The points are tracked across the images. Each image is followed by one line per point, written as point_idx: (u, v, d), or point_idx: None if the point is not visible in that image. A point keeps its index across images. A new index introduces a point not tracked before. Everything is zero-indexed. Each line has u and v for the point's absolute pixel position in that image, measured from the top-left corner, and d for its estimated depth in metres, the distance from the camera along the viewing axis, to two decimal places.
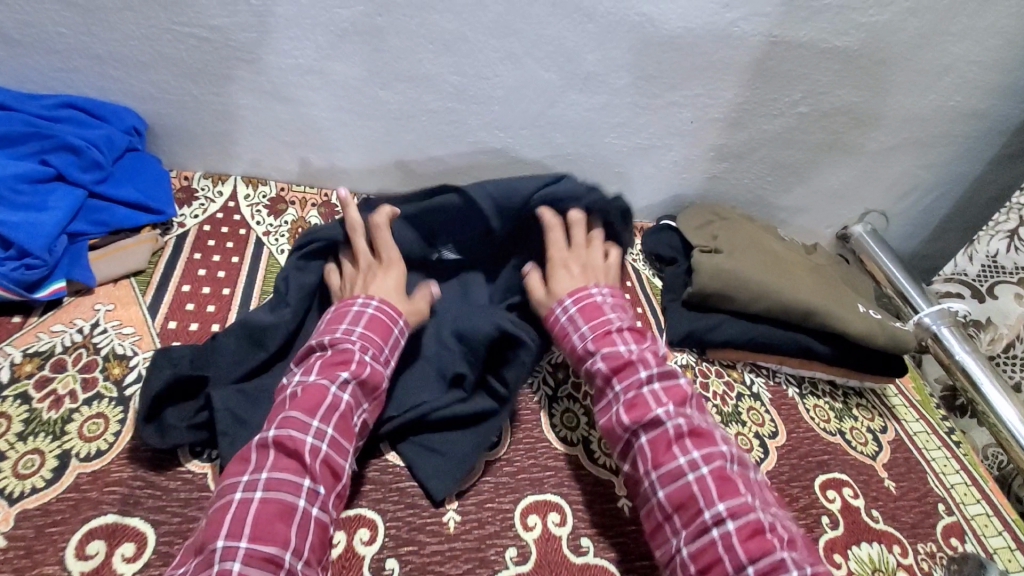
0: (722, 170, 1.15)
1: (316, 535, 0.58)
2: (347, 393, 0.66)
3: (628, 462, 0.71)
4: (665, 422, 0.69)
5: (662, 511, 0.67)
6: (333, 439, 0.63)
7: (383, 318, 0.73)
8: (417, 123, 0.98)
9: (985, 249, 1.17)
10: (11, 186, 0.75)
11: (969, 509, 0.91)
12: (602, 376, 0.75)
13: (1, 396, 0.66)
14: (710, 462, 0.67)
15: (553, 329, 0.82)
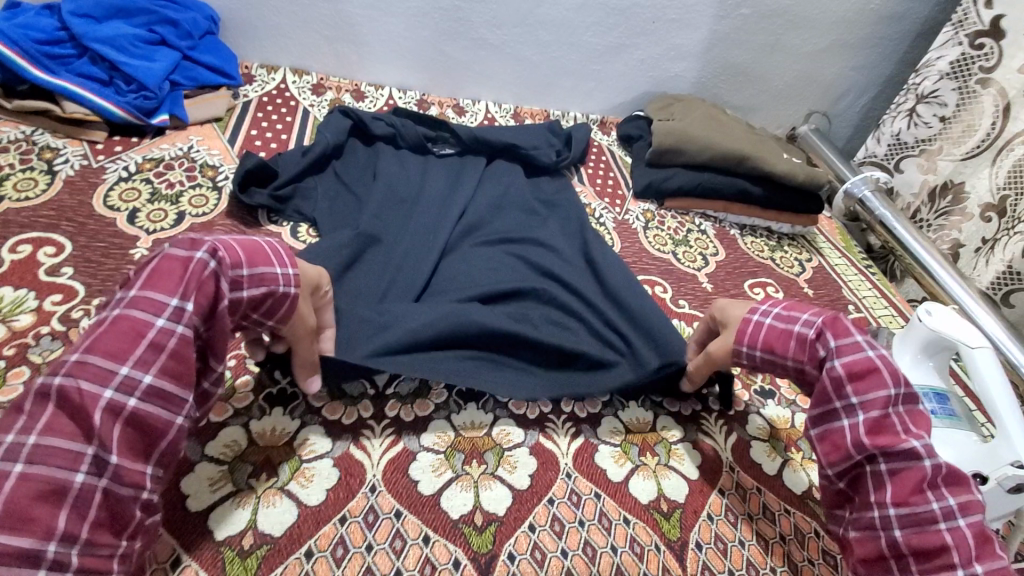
0: (682, 69, 1.39)
1: (103, 510, 0.46)
2: (179, 326, 0.51)
3: (847, 479, 0.63)
4: (924, 458, 0.58)
5: (890, 547, 0.58)
6: (150, 390, 0.49)
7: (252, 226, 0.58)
8: (430, 19, 1.23)
9: (891, 130, 1.35)
10: (130, 42, 1.00)
11: (876, 310, 1.11)
12: (835, 379, 0.64)
13: (132, 179, 0.91)
14: (968, 513, 0.56)
15: (759, 335, 0.71)
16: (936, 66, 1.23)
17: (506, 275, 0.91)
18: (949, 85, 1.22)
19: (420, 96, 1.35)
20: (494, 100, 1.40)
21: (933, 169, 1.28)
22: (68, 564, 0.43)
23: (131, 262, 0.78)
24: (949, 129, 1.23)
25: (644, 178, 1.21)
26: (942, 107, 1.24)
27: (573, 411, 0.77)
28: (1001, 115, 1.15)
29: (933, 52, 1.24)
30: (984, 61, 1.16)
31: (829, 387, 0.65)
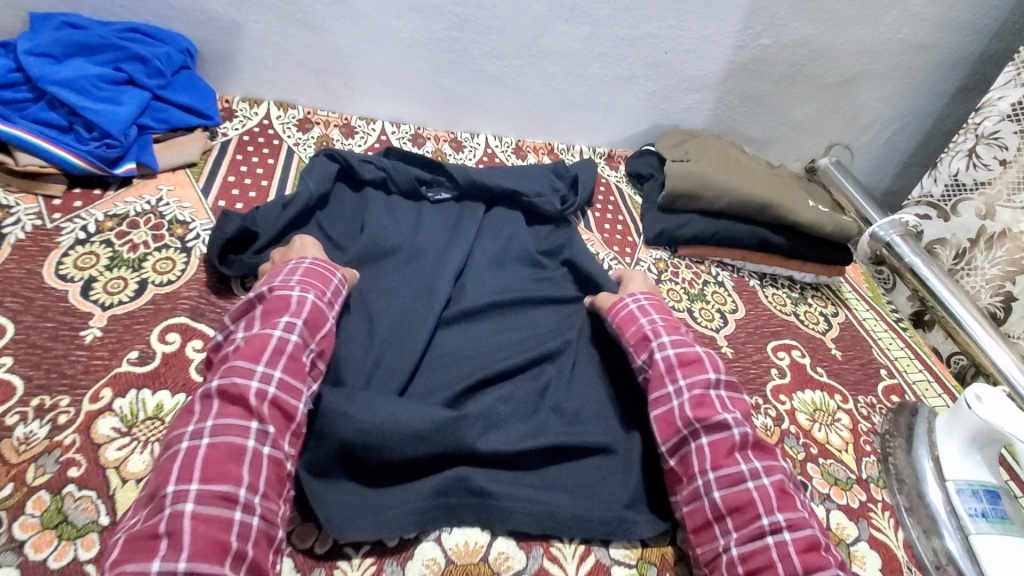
0: (696, 101, 1.30)
1: (270, 470, 0.56)
2: (294, 334, 0.64)
3: (677, 457, 0.69)
4: (732, 427, 0.67)
5: (712, 511, 0.64)
6: (284, 381, 0.61)
7: (320, 270, 0.74)
8: (425, 50, 1.14)
9: (948, 170, 1.25)
10: (92, 83, 0.90)
11: (910, 375, 1.01)
12: (667, 363, 0.73)
13: (90, 241, 0.81)
14: (769, 474, 0.64)
15: (618, 319, 0.81)
16: (998, 106, 1.15)
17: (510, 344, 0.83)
18: (1010, 127, 1.13)
19: (415, 130, 1.25)
20: (494, 133, 1.30)
21: (992, 214, 1.18)
22: (254, 508, 0.54)
23: (81, 347, 0.69)
24: (1011, 173, 1.14)
25: (657, 225, 1.11)
26: (1004, 150, 1.15)
27: None
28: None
29: (994, 91, 1.16)
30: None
31: (660, 368, 0.73)
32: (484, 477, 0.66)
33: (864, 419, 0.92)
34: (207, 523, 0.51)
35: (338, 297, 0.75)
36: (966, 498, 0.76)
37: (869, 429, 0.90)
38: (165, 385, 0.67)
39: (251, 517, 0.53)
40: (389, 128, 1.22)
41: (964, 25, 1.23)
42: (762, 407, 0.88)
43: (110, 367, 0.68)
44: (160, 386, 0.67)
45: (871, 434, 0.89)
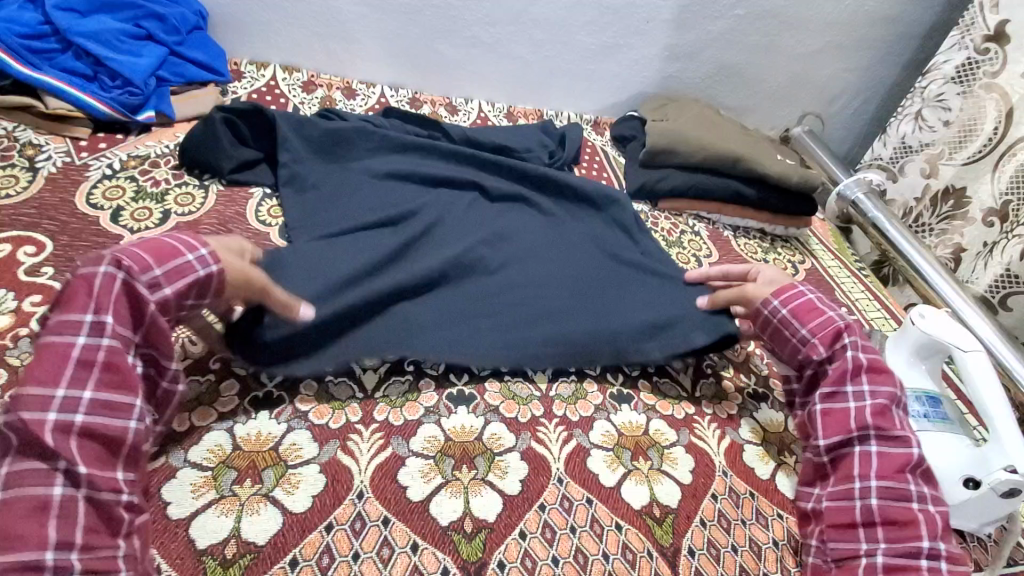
0: (676, 69, 1.39)
1: (90, 516, 0.49)
2: (104, 339, 0.54)
3: (832, 455, 0.72)
4: (912, 445, 0.68)
5: (862, 515, 0.66)
6: (98, 402, 0.52)
7: (159, 245, 0.60)
8: (422, 16, 1.22)
9: (896, 134, 1.35)
10: (115, 36, 0.97)
11: (869, 313, 1.11)
12: (856, 363, 0.74)
13: (116, 176, 0.89)
14: (934, 502, 0.66)
15: (796, 305, 0.80)
16: (943, 69, 1.24)
17: (503, 216, 0.99)
18: (954, 89, 1.23)
19: (413, 95, 1.33)
20: (487, 99, 1.38)
21: (935, 174, 1.28)
22: (72, 565, 0.47)
23: None
24: (951, 134, 1.24)
25: (638, 179, 1.20)
26: (947, 111, 1.25)
27: (564, 414, 0.75)
28: (1004, 120, 1.16)
29: (939, 56, 1.25)
30: (989, 66, 1.17)
31: (847, 368, 0.74)
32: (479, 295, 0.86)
33: None
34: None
35: (180, 279, 0.59)
36: (911, 401, 0.84)
37: None
38: None
39: None
40: (389, 92, 1.29)
41: None
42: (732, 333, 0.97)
43: None
44: None
45: None
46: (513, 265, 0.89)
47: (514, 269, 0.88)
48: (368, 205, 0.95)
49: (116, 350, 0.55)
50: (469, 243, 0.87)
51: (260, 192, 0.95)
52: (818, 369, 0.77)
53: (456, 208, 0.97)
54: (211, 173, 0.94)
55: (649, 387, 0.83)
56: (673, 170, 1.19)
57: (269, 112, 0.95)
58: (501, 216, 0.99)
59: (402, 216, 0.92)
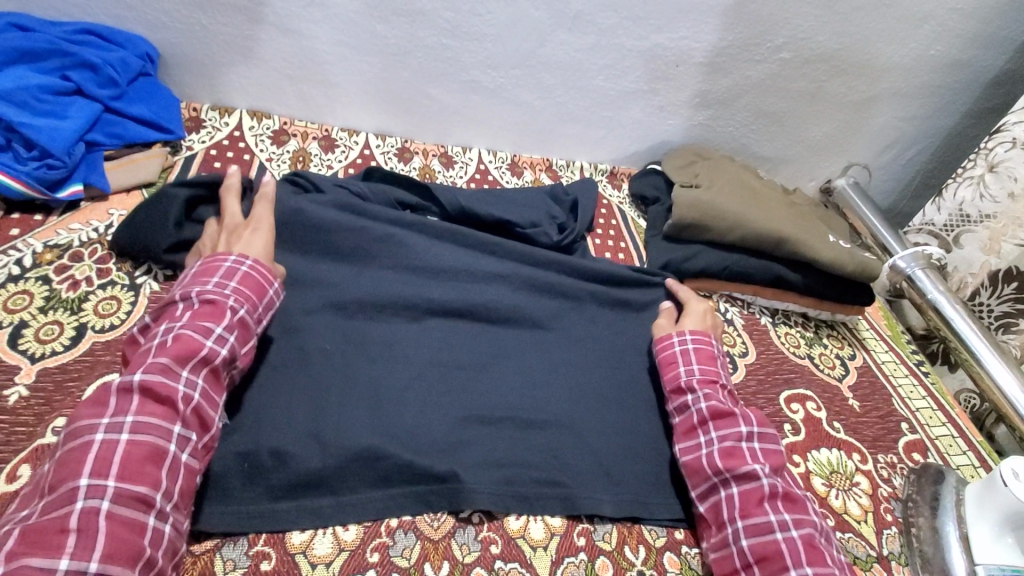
0: (707, 117, 1.20)
1: (185, 480, 0.54)
2: (226, 348, 0.61)
3: (707, 504, 0.68)
4: (761, 477, 0.66)
5: (740, 559, 0.63)
6: (206, 394, 0.58)
7: (258, 278, 0.68)
8: (413, 58, 1.04)
9: (953, 199, 1.19)
10: (34, 95, 0.80)
11: (933, 430, 0.93)
12: (700, 415, 0.72)
13: (24, 277, 0.72)
14: (797, 527, 0.63)
15: (660, 356, 0.82)
16: (1012, 131, 1.08)
17: (504, 336, 0.84)
18: (1022, 156, 1.07)
19: (402, 144, 1.15)
20: (487, 146, 1.20)
21: (996, 250, 1.14)
22: (166, 517, 0.52)
23: (0, 410, 0.60)
24: (1020, 207, 1.09)
25: (662, 256, 1.02)
26: (1013, 181, 1.09)
27: None
28: None
29: (1010, 115, 1.08)
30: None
31: (693, 420, 0.73)
32: (469, 439, 0.70)
33: (885, 482, 0.83)
34: (118, 527, 0.48)
35: (272, 308, 0.70)
36: None
37: (890, 494, 0.82)
38: None
39: (163, 525, 0.51)
40: (374, 142, 1.12)
41: (1000, 42, 1.14)
42: None
43: (33, 436, 0.59)
44: None
45: (892, 501, 0.81)
46: (512, 407, 0.75)
47: (512, 414, 0.74)
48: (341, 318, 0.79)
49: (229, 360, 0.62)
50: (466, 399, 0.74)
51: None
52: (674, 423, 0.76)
53: (441, 325, 0.82)
54: (145, 267, 0.77)
55: (678, 563, 0.67)
56: (705, 248, 1.01)
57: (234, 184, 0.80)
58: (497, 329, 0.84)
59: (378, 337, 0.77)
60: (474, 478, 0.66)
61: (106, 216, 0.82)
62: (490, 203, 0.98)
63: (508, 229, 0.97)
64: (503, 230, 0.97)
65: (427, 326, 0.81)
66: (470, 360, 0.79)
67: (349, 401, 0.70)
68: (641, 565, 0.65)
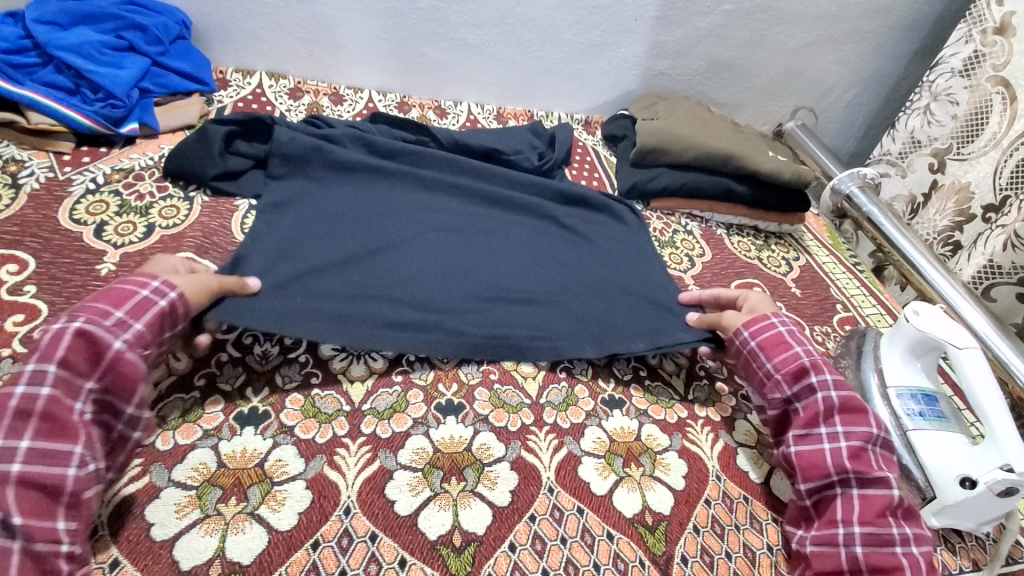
0: (666, 67, 1.37)
1: (26, 567, 0.47)
2: (43, 387, 0.52)
3: (815, 499, 0.68)
4: (891, 486, 0.65)
5: (849, 563, 0.62)
6: (36, 450, 0.51)
7: (124, 289, 0.61)
8: (408, 20, 1.21)
9: (906, 129, 1.35)
10: (97, 48, 0.96)
11: (864, 309, 1.10)
12: (828, 405, 0.70)
13: (100, 191, 0.89)
14: (919, 542, 0.63)
15: (763, 337, 0.77)
16: (950, 62, 1.24)
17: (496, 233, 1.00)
18: (960, 83, 1.22)
19: (401, 99, 1.32)
20: (477, 101, 1.37)
21: (942, 168, 1.27)
22: None
23: (97, 277, 0.76)
24: (961, 126, 1.22)
25: (629, 178, 1.18)
26: (955, 105, 1.24)
27: (555, 422, 0.75)
28: (1009, 113, 1.14)
29: (946, 49, 1.25)
30: (994, 59, 1.16)
31: (818, 410, 0.70)
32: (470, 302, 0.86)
33: (819, 344, 1.00)
34: None
35: (147, 312, 0.61)
36: (905, 399, 0.84)
37: (823, 352, 0.99)
38: None
39: None
40: (376, 96, 1.28)
41: None
42: None
43: None
44: None
45: (824, 357, 0.98)
46: (505, 283, 0.91)
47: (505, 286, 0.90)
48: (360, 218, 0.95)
49: (61, 395, 0.53)
50: (467, 275, 0.90)
51: (244, 204, 0.94)
52: (787, 407, 0.74)
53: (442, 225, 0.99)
54: (195, 184, 0.93)
55: (641, 391, 0.82)
56: (665, 169, 1.18)
57: (267, 120, 0.96)
58: (489, 229, 1.00)
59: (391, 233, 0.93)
60: (475, 328, 0.82)
61: (158, 149, 0.99)
62: (479, 137, 1.15)
63: (495, 157, 1.14)
64: (491, 158, 1.14)
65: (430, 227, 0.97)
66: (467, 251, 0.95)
67: (370, 276, 0.86)
68: (611, 390, 0.81)
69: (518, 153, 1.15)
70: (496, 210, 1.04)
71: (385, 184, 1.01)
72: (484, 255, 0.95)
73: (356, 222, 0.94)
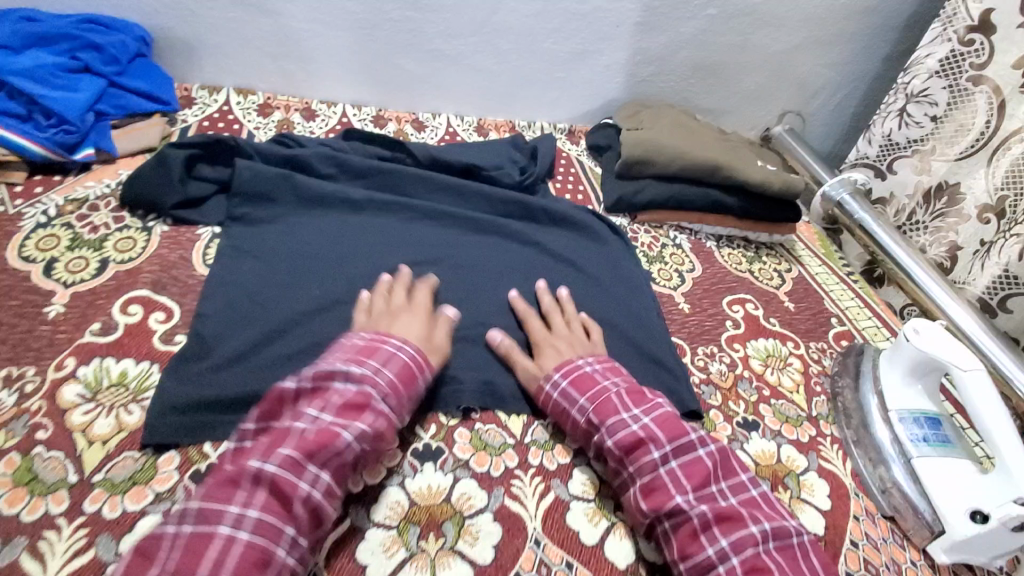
0: (650, 73, 1.33)
1: None
2: (347, 432, 0.60)
3: (651, 538, 0.65)
4: (687, 510, 0.62)
5: None
6: (263, 521, 0.54)
7: (369, 343, 0.69)
8: (380, 31, 1.16)
9: (881, 130, 1.31)
10: (49, 71, 0.91)
11: (859, 322, 1.06)
12: (613, 453, 0.67)
13: (51, 224, 0.83)
14: (738, 553, 0.60)
15: (547, 408, 0.74)
16: (925, 63, 1.20)
17: (476, 257, 0.95)
18: (938, 83, 1.19)
19: (377, 112, 1.26)
20: (456, 112, 1.32)
21: (928, 169, 1.24)
22: None
23: (44, 322, 0.71)
24: (944, 128, 1.20)
25: (614, 192, 1.14)
26: (935, 106, 1.20)
27: (540, 463, 0.71)
28: (997, 113, 1.11)
29: (919, 50, 1.21)
30: (975, 58, 1.13)
31: (612, 456, 0.68)
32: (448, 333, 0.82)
33: (815, 362, 0.96)
34: None
35: (403, 375, 0.67)
36: (908, 424, 0.81)
37: (820, 371, 0.94)
38: (127, 354, 0.71)
39: None
40: (351, 111, 1.23)
41: None
42: (716, 355, 0.92)
43: (73, 339, 0.71)
44: (122, 355, 0.71)
45: (821, 376, 0.93)
46: (486, 311, 0.86)
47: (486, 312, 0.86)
48: (331, 245, 0.90)
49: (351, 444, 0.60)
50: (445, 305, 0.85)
51: (208, 231, 0.89)
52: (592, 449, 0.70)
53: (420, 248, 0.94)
54: (154, 213, 0.87)
55: None
56: (650, 181, 1.14)
57: (228, 141, 0.93)
58: (468, 252, 0.95)
59: (364, 261, 0.88)
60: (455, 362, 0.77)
61: (116, 175, 0.93)
62: (457, 153, 1.10)
63: (473, 172, 1.09)
64: (470, 174, 1.09)
65: (406, 252, 0.92)
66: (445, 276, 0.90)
67: (341, 309, 0.81)
68: None
69: (498, 168, 1.11)
70: (476, 232, 1.00)
71: (358, 208, 0.96)
72: (463, 281, 0.90)
73: (327, 249, 0.89)
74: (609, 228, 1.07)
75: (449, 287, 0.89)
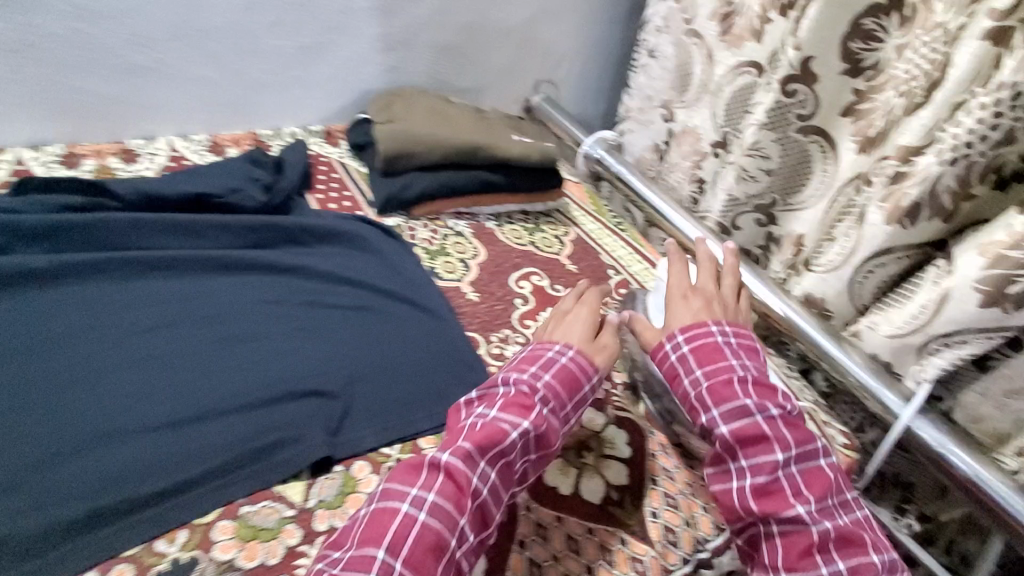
0: (397, 60, 1.27)
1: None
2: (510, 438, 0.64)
3: (745, 537, 0.67)
4: (808, 523, 0.62)
5: None
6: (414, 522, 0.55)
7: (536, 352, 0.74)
8: (37, 49, 0.91)
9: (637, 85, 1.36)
10: None
11: (631, 268, 1.15)
12: (725, 442, 0.68)
13: None
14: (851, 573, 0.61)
15: (661, 369, 0.77)
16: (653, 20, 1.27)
17: (218, 306, 0.81)
18: (665, 38, 1.25)
19: (66, 149, 1.01)
20: (178, 132, 1.12)
21: (673, 116, 1.28)
22: None
23: None
24: (676, 77, 1.25)
25: (381, 191, 1.07)
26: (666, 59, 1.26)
27: (329, 526, 0.65)
28: (707, 60, 1.17)
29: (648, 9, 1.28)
30: (683, 12, 1.19)
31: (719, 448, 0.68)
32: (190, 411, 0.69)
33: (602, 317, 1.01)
34: None
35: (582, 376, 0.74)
36: None
37: None
38: None
39: None
40: (25, 154, 0.96)
41: None
42: (510, 338, 0.92)
43: None
44: None
45: None
46: (240, 369, 0.74)
47: (242, 368, 0.74)
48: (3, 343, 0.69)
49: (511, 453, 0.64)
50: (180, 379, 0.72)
51: None
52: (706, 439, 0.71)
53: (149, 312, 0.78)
54: None
55: (433, 438, 0.76)
56: (415, 174, 1.09)
57: None
58: (210, 302, 0.81)
59: (59, 354, 0.70)
60: (203, 444, 0.66)
61: None
62: (177, 182, 0.92)
63: (204, 202, 0.93)
64: (200, 204, 0.93)
65: (124, 325, 0.75)
66: (180, 341, 0.76)
67: (29, 426, 0.64)
68: (396, 453, 0.73)
69: (236, 192, 0.95)
70: (219, 274, 0.86)
71: (45, 282, 0.76)
72: (205, 339, 0.77)
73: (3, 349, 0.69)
74: (381, 234, 0.99)
75: (189, 352, 0.75)
